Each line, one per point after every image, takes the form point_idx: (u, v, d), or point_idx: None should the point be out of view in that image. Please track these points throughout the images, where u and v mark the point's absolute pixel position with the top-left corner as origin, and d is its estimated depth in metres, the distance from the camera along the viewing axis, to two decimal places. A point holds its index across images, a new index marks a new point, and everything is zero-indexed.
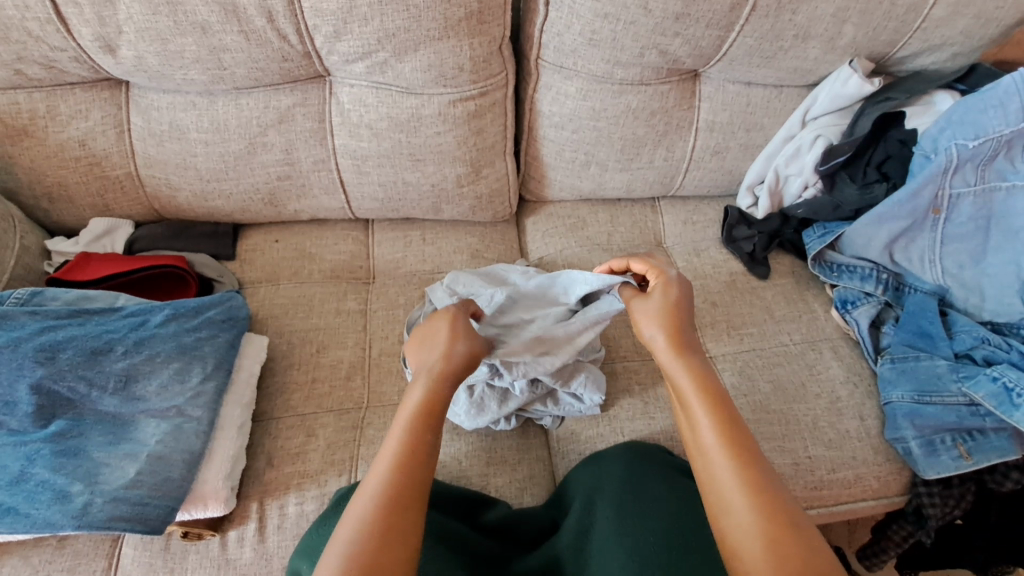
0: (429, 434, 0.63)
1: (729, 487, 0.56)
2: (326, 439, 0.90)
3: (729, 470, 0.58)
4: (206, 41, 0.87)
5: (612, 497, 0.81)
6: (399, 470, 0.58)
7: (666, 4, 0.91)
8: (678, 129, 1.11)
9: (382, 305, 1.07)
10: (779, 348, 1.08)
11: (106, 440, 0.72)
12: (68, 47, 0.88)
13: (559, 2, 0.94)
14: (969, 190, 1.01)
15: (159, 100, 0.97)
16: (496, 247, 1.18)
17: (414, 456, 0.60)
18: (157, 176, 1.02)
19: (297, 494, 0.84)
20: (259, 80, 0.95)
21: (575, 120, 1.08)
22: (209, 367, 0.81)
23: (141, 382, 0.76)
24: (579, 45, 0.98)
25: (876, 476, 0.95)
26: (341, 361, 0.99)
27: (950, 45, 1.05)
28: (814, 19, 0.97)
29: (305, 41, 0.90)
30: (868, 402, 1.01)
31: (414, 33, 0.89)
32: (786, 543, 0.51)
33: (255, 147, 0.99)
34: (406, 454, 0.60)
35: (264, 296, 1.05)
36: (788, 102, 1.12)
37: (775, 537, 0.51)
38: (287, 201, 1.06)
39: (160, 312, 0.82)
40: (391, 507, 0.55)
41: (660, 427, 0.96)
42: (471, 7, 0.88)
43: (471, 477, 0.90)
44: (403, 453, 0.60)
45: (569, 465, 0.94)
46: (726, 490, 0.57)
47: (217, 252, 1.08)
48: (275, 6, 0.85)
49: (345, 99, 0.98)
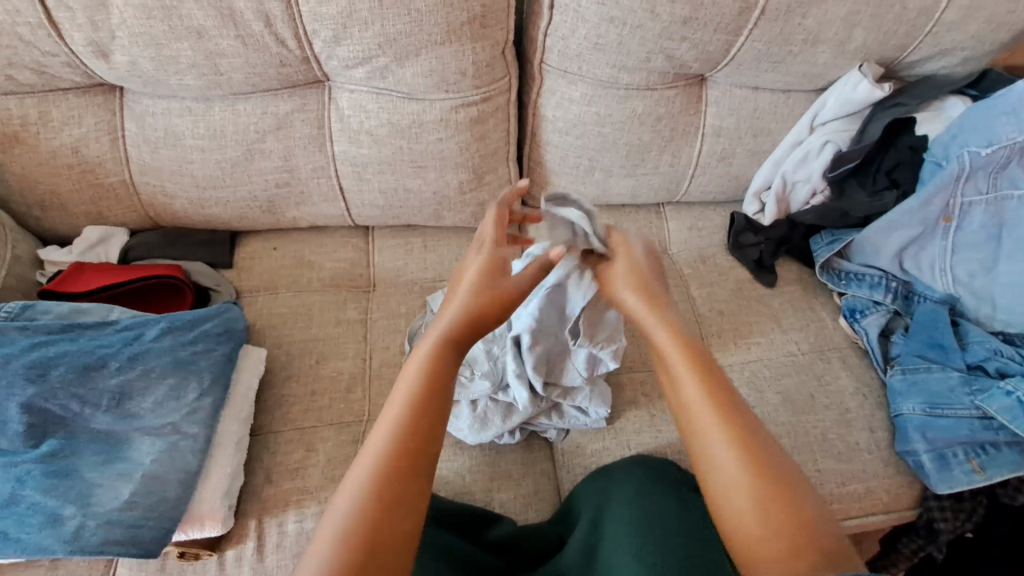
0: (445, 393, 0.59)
1: (722, 459, 0.56)
2: (327, 454, 0.88)
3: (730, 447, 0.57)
4: (202, 46, 0.85)
5: (622, 512, 0.79)
6: (397, 463, 0.52)
7: (674, 8, 0.89)
8: (684, 135, 1.09)
9: (383, 314, 1.05)
10: (787, 358, 1.06)
11: (99, 460, 0.70)
12: (60, 52, 0.86)
13: (564, 6, 0.92)
14: (981, 199, 0.99)
15: (154, 106, 0.94)
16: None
17: (411, 447, 0.53)
18: (152, 184, 0.99)
19: (297, 512, 0.82)
20: (257, 85, 0.92)
21: (579, 126, 1.06)
22: (205, 383, 0.79)
23: (136, 399, 0.74)
24: (584, 50, 0.95)
25: (887, 490, 0.94)
26: (341, 373, 0.97)
27: (961, 49, 1.02)
28: (824, 23, 0.95)
29: (303, 46, 0.87)
30: (878, 413, 1.00)
31: (415, 38, 0.86)
32: (780, 515, 0.52)
33: (252, 153, 0.97)
34: (399, 450, 0.53)
35: (262, 305, 1.03)
36: (796, 106, 1.10)
37: (771, 513, 0.52)
38: (285, 208, 1.04)
39: (154, 326, 0.80)
40: (394, 475, 0.51)
41: (667, 440, 0.95)
42: (473, 11, 0.86)
43: (474, 492, 0.88)
44: (403, 441, 0.53)
45: (574, 479, 0.92)
46: (722, 468, 0.56)
47: (214, 261, 1.06)
48: (272, 9, 0.83)
49: (344, 105, 0.95)
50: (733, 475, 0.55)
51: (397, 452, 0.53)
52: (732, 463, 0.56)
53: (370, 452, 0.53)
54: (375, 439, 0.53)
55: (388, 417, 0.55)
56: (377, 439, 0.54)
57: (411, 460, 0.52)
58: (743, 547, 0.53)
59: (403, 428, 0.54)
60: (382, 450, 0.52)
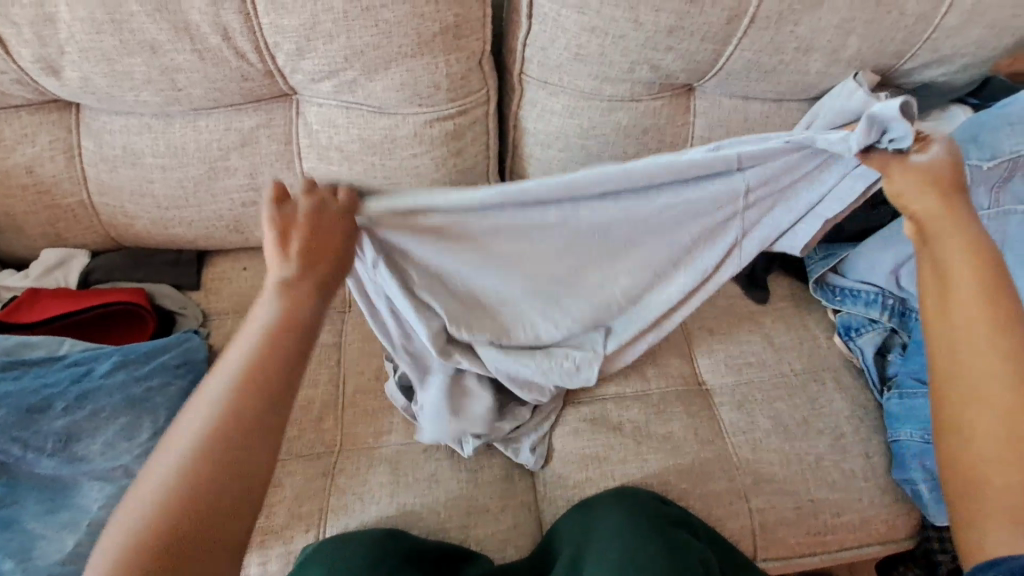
0: (272, 406, 0.55)
1: (975, 373, 0.59)
2: (294, 489, 0.84)
3: (987, 344, 0.59)
4: (156, 61, 0.80)
5: (600, 556, 0.74)
6: (184, 507, 0.49)
7: (658, 17, 0.84)
8: (672, 147, 1.04)
9: (358, 336, 1.01)
10: (780, 380, 1.01)
11: (43, 508, 0.67)
12: (8, 69, 0.81)
13: (542, 15, 0.87)
14: (981, 214, 0.95)
15: (112, 122, 0.90)
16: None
17: (249, 387, 0.55)
18: (112, 204, 0.95)
19: (260, 553, 0.78)
20: (218, 100, 0.87)
21: (562, 138, 1.01)
22: (161, 420, 0.74)
23: (84, 441, 0.70)
24: (565, 60, 0.91)
25: (884, 520, 0.89)
26: (312, 401, 0.93)
27: (960, 56, 0.98)
28: (817, 30, 0.90)
29: (265, 60, 0.83)
30: (875, 438, 0.95)
31: (383, 50, 0.82)
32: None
33: (216, 171, 0.92)
34: (208, 452, 0.52)
35: (231, 328, 0.99)
36: (788, 116, 1.05)
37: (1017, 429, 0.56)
38: (254, 227, 0.99)
39: (106, 361, 0.76)
40: (173, 516, 0.48)
41: (653, 470, 0.90)
42: (445, 21, 0.81)
43: (450, 529, 0.84)
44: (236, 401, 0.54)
45: (556, 512, 0.88)
46: (956, 369, 0.61)
47: (180, 282, 1.01)
48: (230, 22, 0.78)
49: (312, 120, 0.91)
50: (1006, 398, 0.57)
51: (218, 439, 0.52)
52: (1005, 384, 0.58)
53: (142, 496, 0.50)
54: (193, 417, 0.53)
55: (225, 403, 0.54)
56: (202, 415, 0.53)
57: (257, 374, 0.56)
58: (960, 452, 0.60)
59: (192, 464, 0.51)
60: (226, 404, 0.54)
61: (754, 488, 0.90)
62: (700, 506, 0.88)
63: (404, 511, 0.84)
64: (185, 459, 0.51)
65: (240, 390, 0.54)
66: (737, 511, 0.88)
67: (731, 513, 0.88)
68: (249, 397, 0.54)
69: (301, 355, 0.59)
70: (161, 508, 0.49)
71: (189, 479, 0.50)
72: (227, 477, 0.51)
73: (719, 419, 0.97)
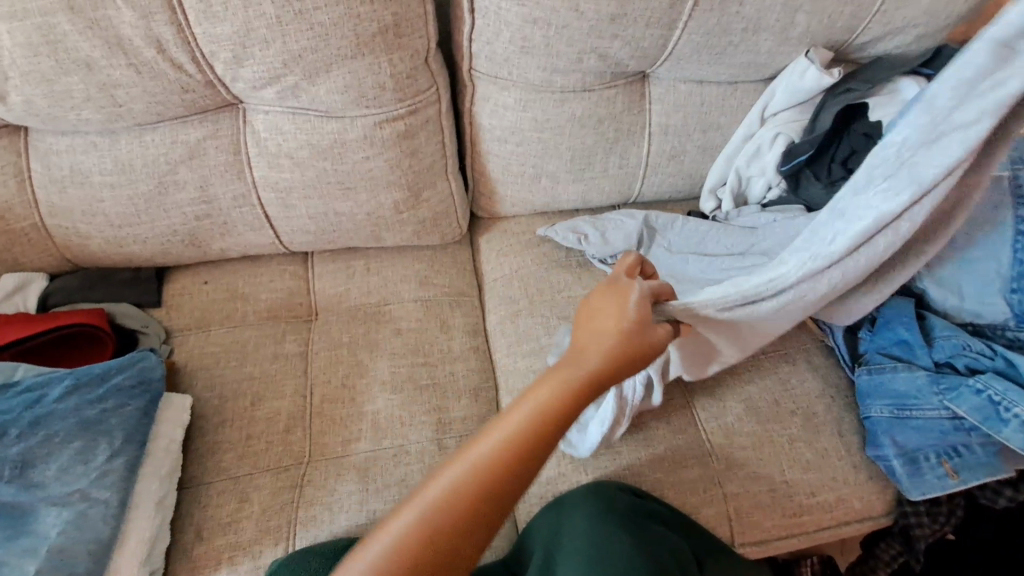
0: (519, 467, 0.57)
1: None
2: (261, 503, 0.83)
3: None
4: (93, 78, 0.80)
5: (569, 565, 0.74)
6: (433, 534, 0.53)
7: (600, 5, 0.83)
8: (630, 135, 1.03)
9: (323, 344, 0.99)
10: (751, 363, 1.01)
11: (1, 537, 0.65)
12: None
13: (484, 9, 0.86)
14: None
15: (57, 143, 0.89)
16: (446, 274, 1.10)
17: (574, 382, 0.63)
18: (64, 226, 0.94)
19: (229, 569, 0.77)
20: (162, 114, 0.86)
21: (517, 132, 1.00)
22: (117, 442, 0.73)
23: (39, 467, 0.69)
24: (511, 54, 0.90)
25: (859, 497, 0.89)
26: (278, 413, 0.92)
27: (913, 27, 0.98)
28: (763, 10, 0.89)
29: (204, 70, 0.82)
30: (847, 415, 0.95)
31: (323, 53, 0.81)
32: None
33: (166, 186, 0.91)
34: (466, 495, 0.55)
35: (193, 345, 0.97)
36: (744, 98, 1.05)
37: None
38: (211, 240, 0.98)
39: (59, 385, 0.74)
40: (439, 513, 0.54)
41: (626, 462, 0.90)
42: (384, 21, 0.81)
43: None
44: (481, 473, 0.56)
45: (529, 510, 0.87)
46: None
47: (141, 301, 1.00)
48: (163, 34, 0.77)
49: (260, 128, 0.90)
50: None
51: (475, 491, 0.55)
52: None
53: (456, 466, 0.57)
54: (500, 426, 0.59)
55: (513, 416, 0.60)
56: (549, 388, 0.62)
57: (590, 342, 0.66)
58: None
59: (444, 511, 0.54)
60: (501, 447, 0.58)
61: (727, 473, 0.89)
62: (674, 495, 0.88)
63: (374, 519, 0.83)
64: (417, 518, 0.54)
65: (536, 430, 0.59)
66: (712, 497, 0.88)
67: (706, 500, 0.87)
68: (535, 430, 0.59)
69: (560, 420, 0.61)
70: (427, 523, 0.54)
71: (439, 518, 0.54)
72: (477, 502, 0.55)
73: (691, 406, 0.96)
